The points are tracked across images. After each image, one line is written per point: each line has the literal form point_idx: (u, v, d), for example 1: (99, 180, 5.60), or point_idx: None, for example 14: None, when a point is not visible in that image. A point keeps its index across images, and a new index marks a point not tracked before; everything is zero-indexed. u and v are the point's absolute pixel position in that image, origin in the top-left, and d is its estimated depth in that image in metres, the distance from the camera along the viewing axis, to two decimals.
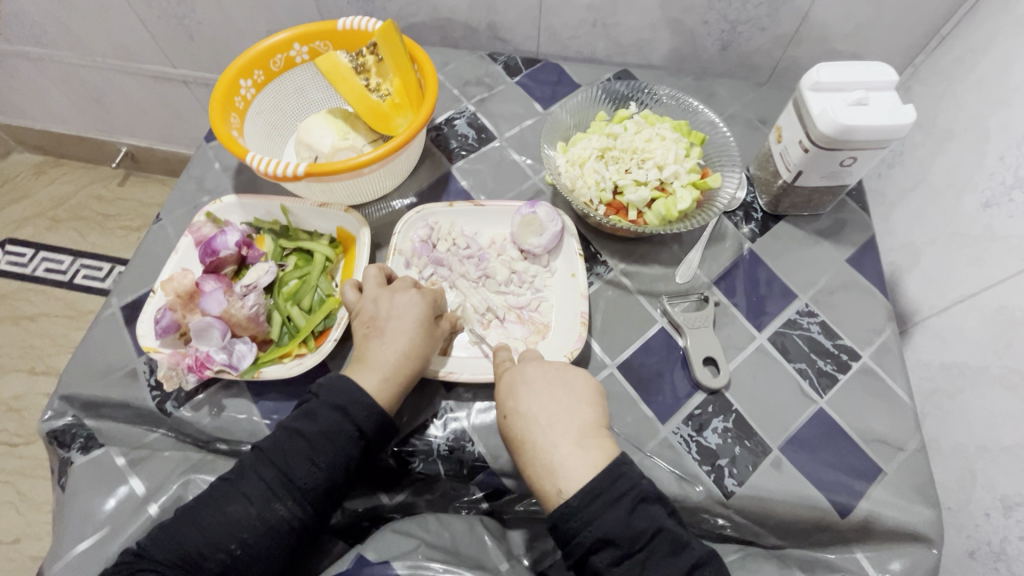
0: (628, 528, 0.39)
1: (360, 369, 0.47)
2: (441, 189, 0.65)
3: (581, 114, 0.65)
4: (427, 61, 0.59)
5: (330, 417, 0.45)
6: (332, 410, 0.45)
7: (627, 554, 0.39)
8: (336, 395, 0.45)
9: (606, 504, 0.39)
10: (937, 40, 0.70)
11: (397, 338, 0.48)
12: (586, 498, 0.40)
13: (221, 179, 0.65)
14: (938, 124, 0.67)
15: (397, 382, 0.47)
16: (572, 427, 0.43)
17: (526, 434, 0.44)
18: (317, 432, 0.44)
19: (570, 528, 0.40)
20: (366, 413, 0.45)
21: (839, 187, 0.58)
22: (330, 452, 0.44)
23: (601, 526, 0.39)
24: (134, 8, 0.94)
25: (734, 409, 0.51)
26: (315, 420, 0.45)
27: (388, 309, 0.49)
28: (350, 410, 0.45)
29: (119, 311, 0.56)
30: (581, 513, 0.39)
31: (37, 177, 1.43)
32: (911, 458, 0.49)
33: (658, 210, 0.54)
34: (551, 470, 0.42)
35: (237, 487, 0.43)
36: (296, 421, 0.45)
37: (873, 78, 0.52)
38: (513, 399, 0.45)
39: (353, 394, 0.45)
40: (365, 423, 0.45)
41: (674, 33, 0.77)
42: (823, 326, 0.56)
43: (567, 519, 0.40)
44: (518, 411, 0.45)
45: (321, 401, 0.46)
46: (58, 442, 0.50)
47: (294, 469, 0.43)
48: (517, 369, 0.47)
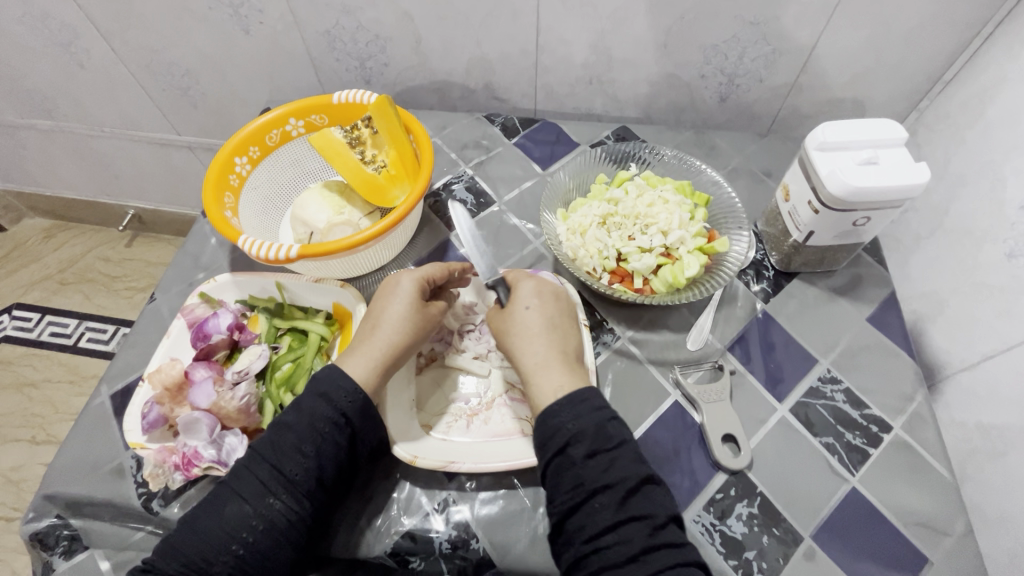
0: (603, 433, 0.41)
1: (352, 355, 0.46)
2: (440, 257, 0.63)
3: (581, 176, 0.63)
4: (423, 131, 0.58)
5: (313, 405, 0.43)
6: (315, 397, 0.44)
7: (602, 450, 0.40)
8: (324, 384, 0.44)
9: (591, 408, 0.42)
10: (940, 85, 0.69)
11: (388, 318, 0.48)
12: (574, 398, 0.43)
13: (217, 255, 0.64)
14: (950, 170, 0.65)
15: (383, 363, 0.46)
16: (569, 343, 0.48)
17: (539, 335, 0.47)
18: (302, 420, 0.43)
19: (555, 423, 0.42)
20: (349, 397, 0.44)
21: (854, 244, 0.56)
22: (319, 442, 0.42)
23: (580, 423, 0.41)
24: (139, 82, 0.96)
25: (759, 491, 0.47)
26: (300, 410, 0.43)
27: (393, 291, 0.49)
28: (332, 397, 0.44)
29: (108, 401, 0.54)
30: (565, 409, 0.42)
31: (47, 241, 1.45)
32: (958, 544, 0.44)
33: (664, 277, 0.52)
34: (548, 366, 0.45)
35: (230, 486, 0.41)
36: (284, 413, 0.44)
37: (881, 135, 0.50)
38: (541, 306, 0.49)
39: (336, 380, 0.44)
40: (349, 407, 0.44)
41: (671, 87, 0.76)
42: (848, 394, 0.52)
43: (552, 416, 0.42)
44: (543, 313, 0.48)
45: (305, 391, 0.45)
46: (42, 545, 0.47)
47: (283, 461, 0.41)
48: (551, 283, 0.51)
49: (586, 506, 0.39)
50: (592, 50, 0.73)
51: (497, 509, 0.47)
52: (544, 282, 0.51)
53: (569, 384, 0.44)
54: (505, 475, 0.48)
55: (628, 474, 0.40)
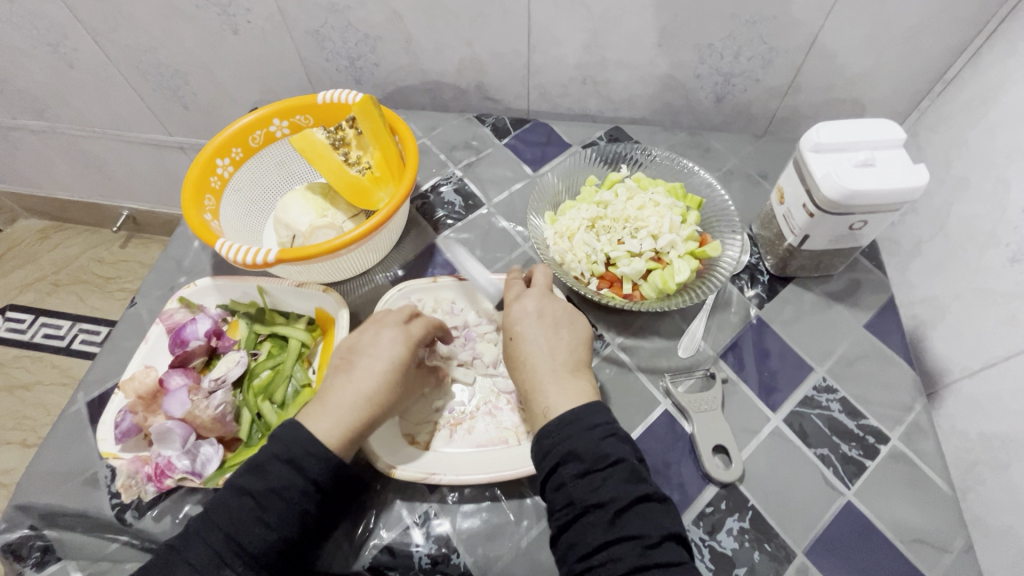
0: (596, 450, 0.38)
1: (315, 414, 0.43)
2: (426, 261, 0.62)
3: (571, 178, 0.62)
4: (407, 132, 0.57)
5: (279, 473, 0.40)
6: (280, 464, 0.40)
7: (590, 469, 0.38)
8: (287, 448, 0.40)
9: (582, 426, 0.39)
10: (942, 84, 0.67)
11: (364, 376, 0.44)
12: (560, 421, 0.40)
13: (200, 259, 0.63)
14: (952, 172, 0.63)
15: (353, 426, 0.42)
16: (571, 353, 0.44)
17: (529, 355, 0.44)
18: (266, 489, 0.39)
19: (547, 445, 0.40)
20: (320, 465, 0.40)
21: (850, 249, 0.54)
22: (283, 511, 0.39)
23: (572, 442, 0.39)
24: (129, 82, 0.95)
25: (750, 505, 0.45)
26: (264, 476, 0.40)
27: (368, 345, 0.46)
28: (299, 463, 0.40)
29: (84, 408, 0.53)
30: (555, 431, 0.40)
31: (41, 242, 1.44)
32: (957, 561, 0.43)
33: (654, 282, 0.51)
34: (539, 389, 0.43)
35: (181, 555, 0.38)
36: (241, 477, 0.40)
37: (879, 137, 0.48)
38: (524, 324, 0.45)
39: (305, 445, 0.40)
40: (320, 476, 0.40)
41: (666, 87, 0.75)
42: (844, 404, 0.51)
43: (543, 438, 0.40)
44: (529, 332, 0.45)
45: (266, 452, 0.41)
46: (14, 556, 0.46)
47: (242, 532, 0.38)
48: (534, 300, 0.46)
49: (577, 526, 0.37)
50: (584, 49, 0.71)
51: (480, 522, 0.45)
52: (528, 296, 0.47)
53: (567, 403, 0.41)
54: (488, 486, 0.47)
55: (619, 494, 0.37)
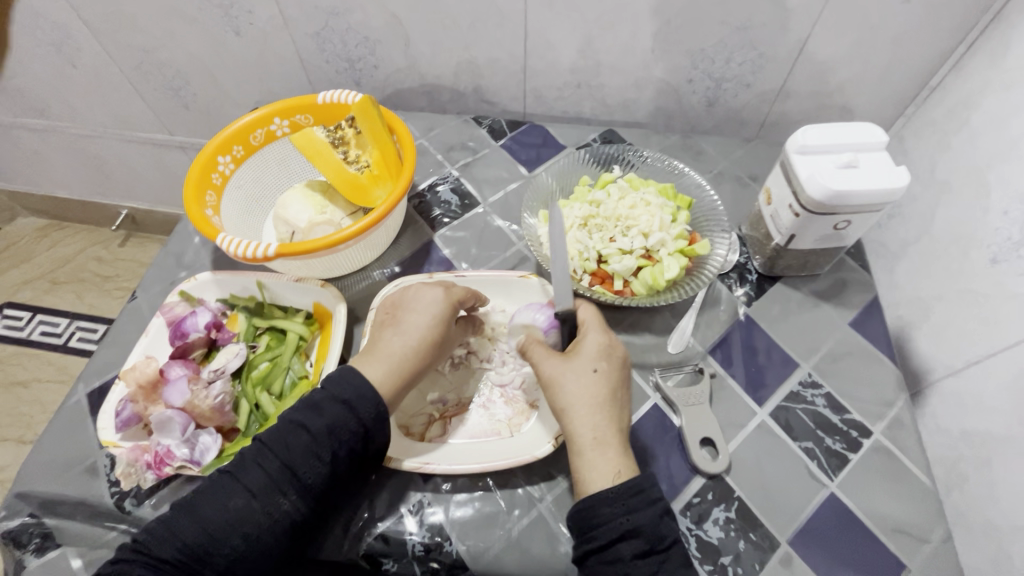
0: (657, 530, 0.39)
1: (368, 360, 0.45)
2: (422, 258, 0.63)
3: (565, 178, 0.63)
4: (406, 132, 0.58)
5: (334, 412, 0.42)
6: (335, 403, 0.42)
7: (652, 549, 0.38)
8: (300, 411, 0.42)
9: (642, 502, 0.39)
10: (926, 91, 0.69)
11: (411, 323, 0.46)
12: (628, 490, 0.39)
13: (200, 254, 0.64)
14: (936, 176, 0.65)
15: (398, 372, 0.44)
16: (623, 417, 0.44)
17: (602, 409, 0.42)
18: (283, 444, 0.41)
19: (606, 513, 0.39)
20: (371, 407, 0.42)
21: (836, 248, 0.56)
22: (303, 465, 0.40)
23: (636, 517, 0.38)
24: (132, 82, 0.97)
25: (736, 496, 0.47)
26: (280, 440, 0.41)
27: (413, 305, 0.48)
28: (353, 406, 0.42)
29: (84, 399, 0.53)
30: (618, 503, 0.39)
31: (39, 241, 1.45)
32: (936, 551, 0.44)
33: (644, 279, 0.52)
34: (603, 454, 0.41)
35: (236, 479, 0.40)
36: (266, 432, 0.42)
37: (861, 139, 0.50)
38: (609, 371, 0.44)
39: (329, 395, 0.42)
40: (342, 431, 0.41)
41: (659, 92, 0.77)
42: (829, 399, 0.52)
43: (593, 509, 0.39)
44: (608, 379, 0.44)
45: (324, 393, 0.43)
46: (14, 543, 0.46)
47: (269, 482, 0.40)
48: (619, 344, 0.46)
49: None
50: (579, 54, 0.73)
51: (473, 511, 0.46)
52: (610, 340, 0.46)
53: (621, 472, 0.41)
54: (480, 477, 0.48)
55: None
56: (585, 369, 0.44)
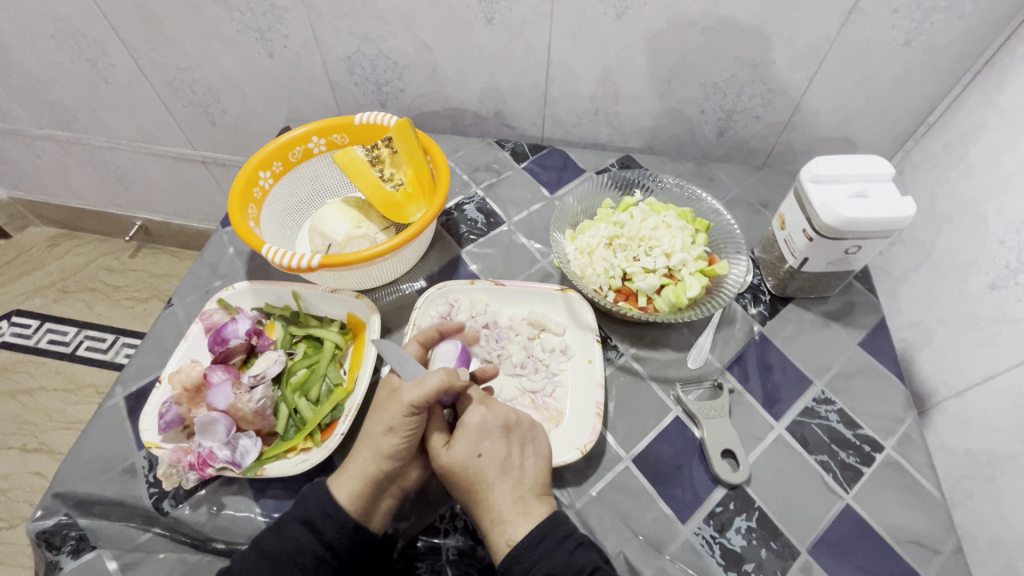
0: (570, 564, 0.40)
1: (339, 480, 0.45)
2: (450, 272, 0.66)
3: (588, 200, 0.66)
4: (440, 153, 0.61)
5: (297, 534, 0.43)
6: (298, 524, 0.43)
7: None
8: (307, 510, 0.44)
9: (553, 544, 0.41)
10: (924, 127, 0.74)
11: (374, 442, 0.45)
12: (534, 539, 0.41)
13: (234, 264, 0.66)
14: (936, 206, 0.69)
15: (370, 487, 0.44)
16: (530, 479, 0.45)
17: (498, 480, 0.44)
18: (282, 552, 0.42)
19: (519, 571, 0.40)
20: (337, 529, 0.43)
21: (845, 272, 0.59)
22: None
23: (546, 565, 0.40)
24: (161, 98, 1.00)
25: (757, 506, 0.49)
26: (281, 538, 0.43)
27: (394, 414, 0.44)
28: (319, 527, 0.43)
29: (122, 402, 0.55)
30: (527, 555, 0.41)
31: (52, 249, 1.46)
32: (948, 562, 0.46)
33: (667, 296, 0.55)
34: (514, 516, 0.43)
35: None
36: (264, 537, 0.43)
37: (869, 171, 0.54)
38: (495, 441, 0.45)
39: (320, 506, 0.44)
40: (337, 541, 0.43)
41: (674, 121, 0.81)
42: (842, 415, 0.54)
43: (516, 562, 0.41)
44: (498, 454, 0.45)
45: (288, 515, 0.44)
46: (48, 545, 0.47)
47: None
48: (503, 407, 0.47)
49: None
50: (599, 83, 0.77)
51: None
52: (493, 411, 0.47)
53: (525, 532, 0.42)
54: None
55: None
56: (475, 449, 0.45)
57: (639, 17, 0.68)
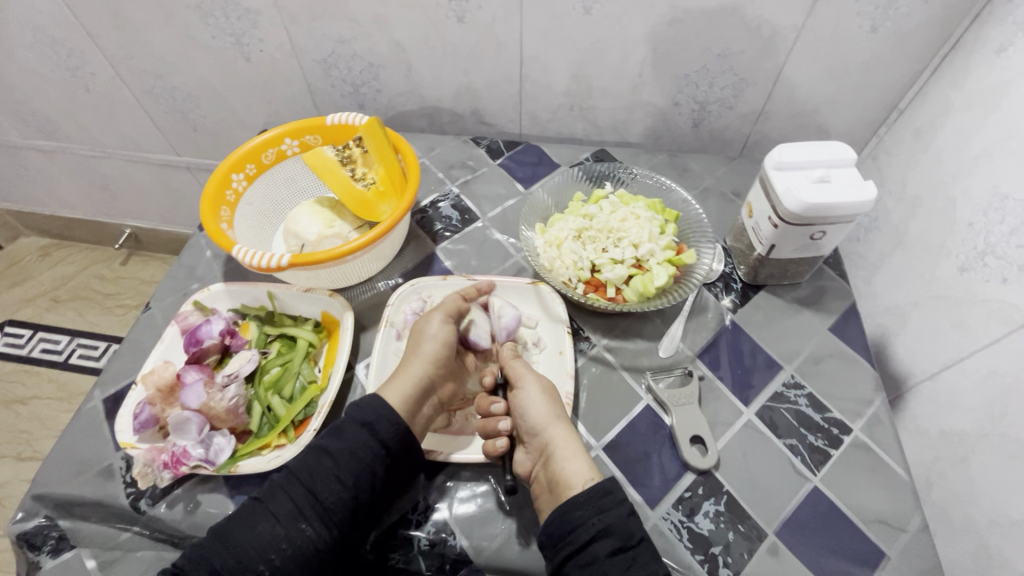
0: (626, 526, 0.43)
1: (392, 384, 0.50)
2: (425, 269, 0.66)
3: (559, 194, 0.67)
4: (410, 151, 0.62)
5: (358, 434, 0.47)
6: (358, 426, 0.47)
7: (625, 547, 0.42)
8: (368, 412, 0.48)
9: (612, 503, 0.44)
10: (896, 113, 0.74)
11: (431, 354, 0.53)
12: (597, 494, 0.44)
13: (212, 267, 0.67)
14: (908, 190, 0.69)
15: (417, 391, 0.50)
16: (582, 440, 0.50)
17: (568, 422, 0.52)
18: (343, 449, 0.46)
19: (579, 517, 0.43)
20: (392, 430, 0.47)
21: (814, 258, 0.59)
22: (357, 470, 0.45)
23: (607, 518, 0.43)
24: (142, 105, 1.00)
25: (725, 490, 0.49)
26: (342, 438, 0.46)
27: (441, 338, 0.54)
28: (376, 428, 0.47)
29: (100, 404, 0.56)
30: (591, 506, 0.44)
31: (43, 259, 1.47)
32: (914, 540, 0.47)
33: (635, 286, 0.55)
34: (580, 458, 0.47)
35: (265, 507, 0.44)
36: (322, 439, 0.47)
37: (831, 156, 0.54)
38: (551, 396, 0.51)
39: (379, 414, 0.48)
40: (392, 439, 0.47)
41: (648, 114, 0.81)
42: (811, 399, 0.55)
43: (576, 509, 0.44)
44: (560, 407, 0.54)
45: (348, 418, 0.48)
46: (29, 546, 0.48)
47: (321, 487, 0.44)
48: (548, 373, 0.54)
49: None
50: (572, 78, 0.78)
51: (476, 507, 0.49)
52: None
53: (595, 480, 0.46)
54: (484, 473, 0.51)
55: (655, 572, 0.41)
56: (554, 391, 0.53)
57: (608, 11, 0.68)
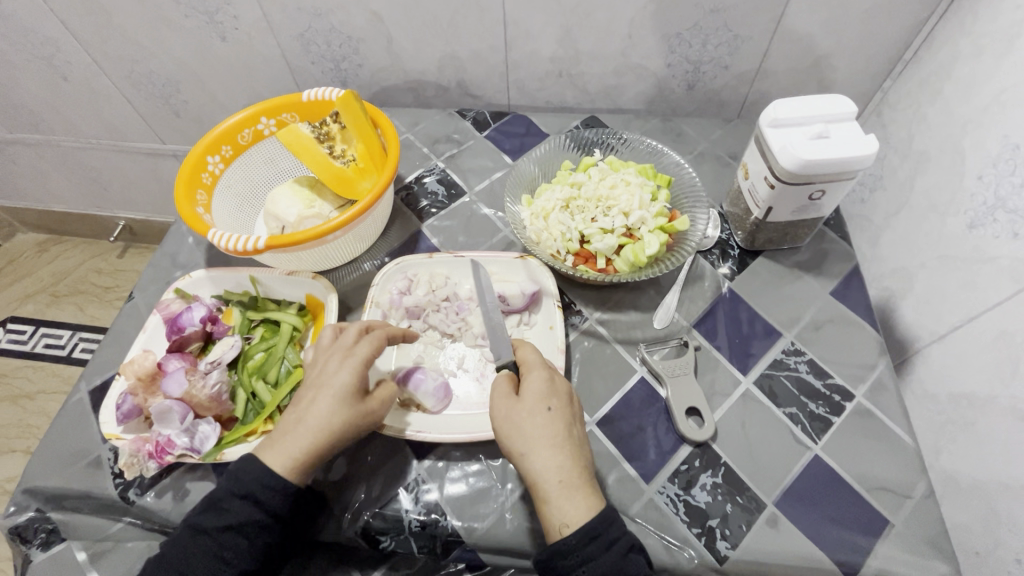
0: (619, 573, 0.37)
1: (269, 445, 0.43)
2: (411, 248, 0.65)
3: (547, 164, 0.65)
4: (389, 125, 0.59)
5: (246, 486, 0.42)
6: (253, 471, 0.42)
7: None
8: (243, 485, 0.42)
9: (601, 548, 0.37)
10: (901, 64, 0.70)
11: (307, 410, 0.43)
12: (583, 537, 0.37)
13: (194, 254, 0.66)
14: (914, 146, 0.66)
15: (306, 455, 0.42)
16: (575, 466, 0.40)
17: (566, 441, 0.41)
18: (222, 526, 0.41)
19: (564, 565, 0.37)
20: (278, 497, 0.42)
21: (814, 220, 0.57)
22: (242, 548, 0.41)
23: (594, 567, 0.37)
24: (123, 92, 0.98)
25: (723, 462, 0.48)
26: (221, 514, 0.41)
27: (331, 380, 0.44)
28: (260, 497, 0.41)
29: (86, 396, 0.55)
30: (578, 551, 0.37)
31: (40, 255, 1.47)
32: (918, 506, 0.45)
33: (626, 256, 0.53)
34: (561, 496, 0.39)
35: (195, 528, 0.42)
36: (200, 515, 0.42)
37: (830, 110, 0.51)
38: (528, 416, 0.42)
39: (261, 480, 0.41)
40: (280, 507, 0.42)
41: (640, 78, 0.78)
42: (811, 365, 0.53)
43: (561, 557, 0.37)
44: (564, 416, 0.43)
45: (231, 476, 0.42)
46: (20, 538, 0.49)
47: (224, 542, 0.41)
48: (542, 375, 0.44)
49: None
50: (559, 43, 0.74)
51: (467, 488, 0.48)
52: (557, 377, 0.45)
53: (578, 522, 0.38)
54: (475, 452, 0.50)
55: None
56: (539, 408, 0.42)
57: None
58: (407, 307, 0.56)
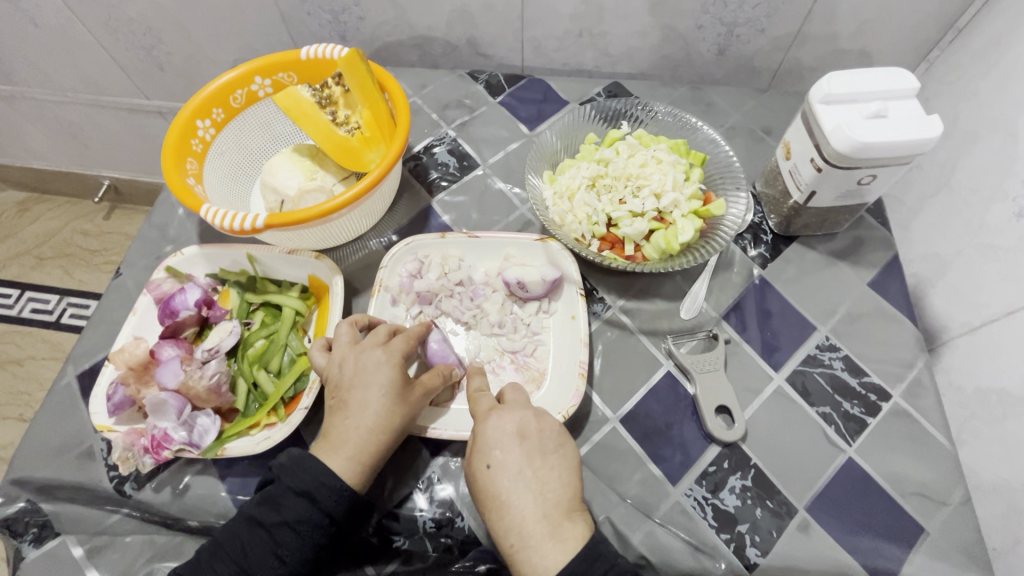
0: None
1: (327, 449, 0.42)
2: (420, 225, 0.60)
3: (569, 136, 0.59)
4: (398, 89, 0.54)
5: (303, 482, 0.40)
6: (312, 469, 0.40)
7: None
8: (300, 480, 0.40)
9: None
10: (953, 33, 0.65)
11: (361, 414, 0.42)
12: None
13: (186, 227, 0.61)
14: (961, 124, 0.61)
15: (368, 460, 0.41)
16: (532, 518, 0.36)
17: (512, 494, 0.37)
18: (279, 522, 0.39)
19: None
20: (335, 497, 0.40)
21: (856, 206, 0.53)
22: (296, 545, 0.39)
23: None
24: (99, 40, 0.90)
25: (753, 463, 0.45)
26: (278, 509, 0.39)
27: (364, 381, 0.42)
28: (316, 496, 0.39)
29: (75, 381, 0.51)
30: None
31: (22, 215, 1.39)
32: (955, 514, 0.43)
33: (657, 242, 0.49)
34: (519, 556, 0.36)
35: (254, 519, 0.39)
36: (255, 508, 0.40)
37: (889, 86, 0.46)
38: (477, 473, 0.39)
39: (318, 477, 0.40)
40: (335, 508, 0.40)
41: (667, 40, 0.71)
42: (847, 361, 0.51)
43: None
44: (506, 466, 0.38)
45: (288, 475, 0.40)
46: (11, 532, 0.45)
47: (280, 539, 0.39)
48: (485, 424, 0.40)
49: None
50: None
51: None
52: (501, 415, 0.40)
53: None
54: None
55: None
56: (478, 466, 0.39)
57: None
58: (417, 292, 0.52)
